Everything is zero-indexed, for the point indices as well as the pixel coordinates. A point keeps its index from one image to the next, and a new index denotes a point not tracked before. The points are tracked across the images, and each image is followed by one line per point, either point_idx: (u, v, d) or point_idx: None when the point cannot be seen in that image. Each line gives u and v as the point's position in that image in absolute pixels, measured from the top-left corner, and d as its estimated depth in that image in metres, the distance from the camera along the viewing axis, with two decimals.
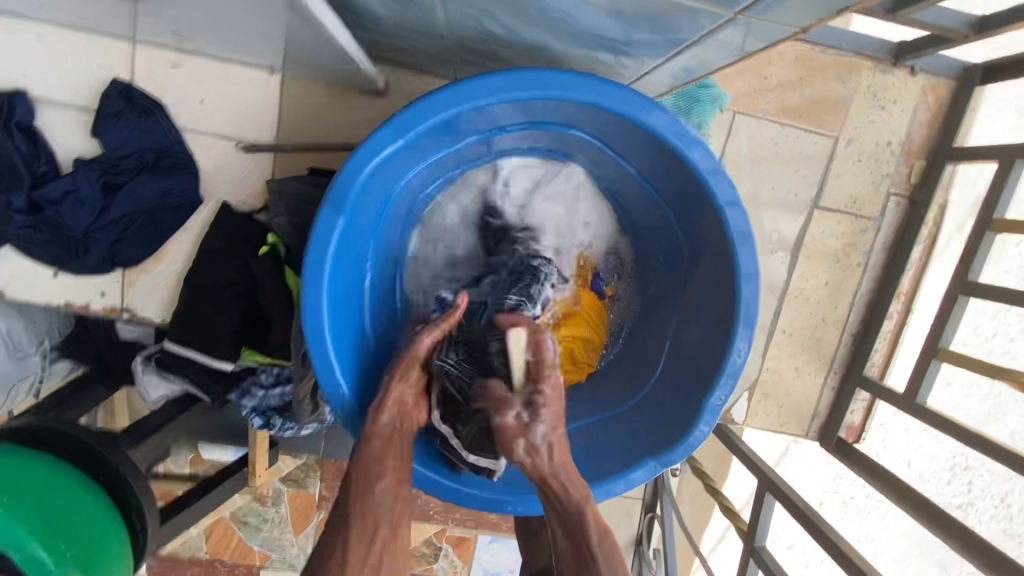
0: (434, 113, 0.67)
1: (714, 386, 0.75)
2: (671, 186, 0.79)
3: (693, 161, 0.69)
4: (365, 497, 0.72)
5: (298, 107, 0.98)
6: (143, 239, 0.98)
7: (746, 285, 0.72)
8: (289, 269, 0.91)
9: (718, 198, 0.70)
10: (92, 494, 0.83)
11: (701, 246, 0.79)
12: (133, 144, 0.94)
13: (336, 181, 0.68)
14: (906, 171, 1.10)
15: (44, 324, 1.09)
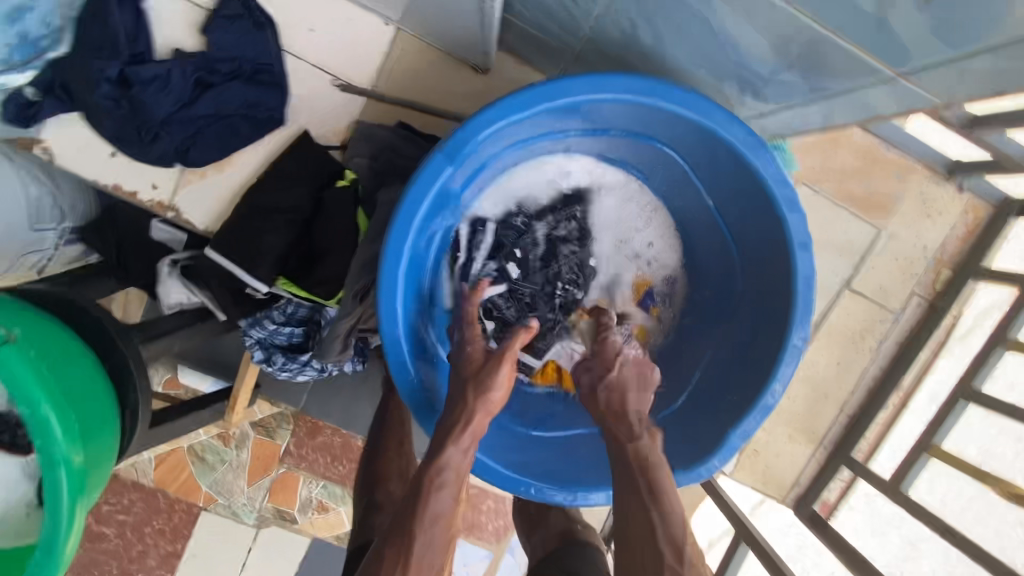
0: (566, 95, 0.70)
1: (740, 423, 0.80)
2: (750, 240, 0.85)
3: (789, 226, 0.76)
4: (423, 536, 0.71)
5: (403, 62, 1.00)
6: (216, 144, 0.98)
7: (789, 356, 0.78)
8: (362, 211, 0.94)
9: (798, 272, 0.77)
10: (98, 373, 0.79)
11: (760, 291, 0.84)
12: (237, 50, 0.94)
13: (457, 133, 0.70)
14: (933, 276, 1.18)
15: (70, 204, 1.17)
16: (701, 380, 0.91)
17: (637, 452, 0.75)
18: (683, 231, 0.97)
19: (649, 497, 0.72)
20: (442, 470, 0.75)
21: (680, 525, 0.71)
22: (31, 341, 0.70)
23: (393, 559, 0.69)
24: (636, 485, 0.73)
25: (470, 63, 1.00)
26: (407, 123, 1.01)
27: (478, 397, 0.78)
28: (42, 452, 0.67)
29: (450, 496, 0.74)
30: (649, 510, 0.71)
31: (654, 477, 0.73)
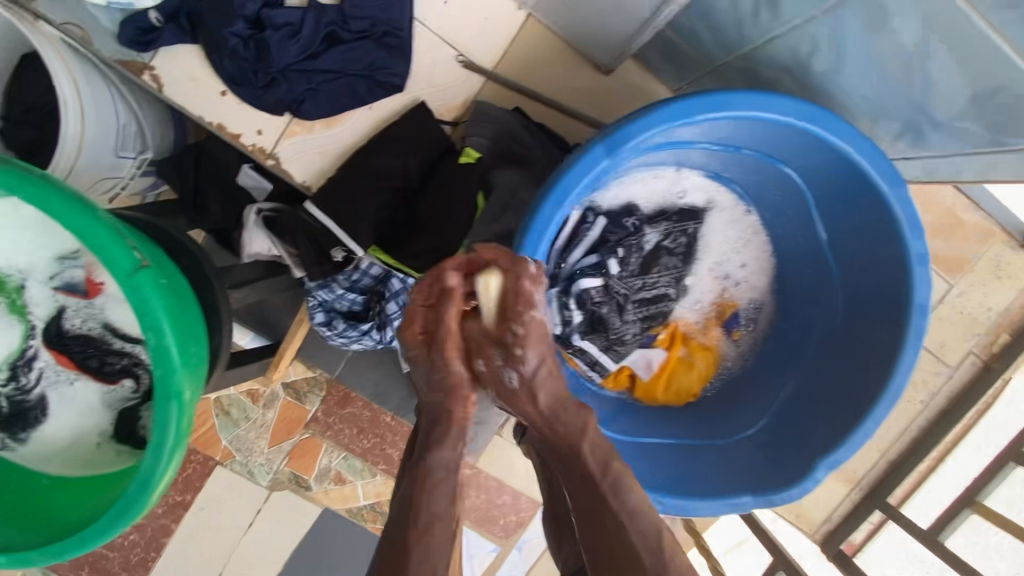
0: (732, 106, 0.71)
1: (827, 456, 0.82)
2: (862, 283, 0.86)
3: (915, 279, 0.77)
4: (413, 569, 0.58)
5: (529, 49, 1.00)
6: (332, 100, 0.96)
7: (885, 401, 0.79)
8: (480, 193, 0.91)
9: (911, 329, 0.78)
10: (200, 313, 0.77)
11: (862, 330, 0.86)
12: (372, 10, 0.93)
13: (620, 126, 0.69)
14: (993, 338, 1.20)
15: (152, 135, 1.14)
16: (781, 410, 0.94)
17: (583, 449, 0.67)
18: (777, 256, 1.00)
19: (608, 498, 0.66)
20: (422, 481, 0.65)
21: (648, 518, 0.65)
22: (161, 265, 0.68)
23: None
24: (590, 484, 0.66)
25: (594, 61, 1.01)
26: (523, 110, 1.01)
27: (453, 396, 0.67)
28: (160, 380, 0.65)
29: (442, 519, 0.63)
30: (608, 512, 0.65)
31: (613, 474, 0.66)
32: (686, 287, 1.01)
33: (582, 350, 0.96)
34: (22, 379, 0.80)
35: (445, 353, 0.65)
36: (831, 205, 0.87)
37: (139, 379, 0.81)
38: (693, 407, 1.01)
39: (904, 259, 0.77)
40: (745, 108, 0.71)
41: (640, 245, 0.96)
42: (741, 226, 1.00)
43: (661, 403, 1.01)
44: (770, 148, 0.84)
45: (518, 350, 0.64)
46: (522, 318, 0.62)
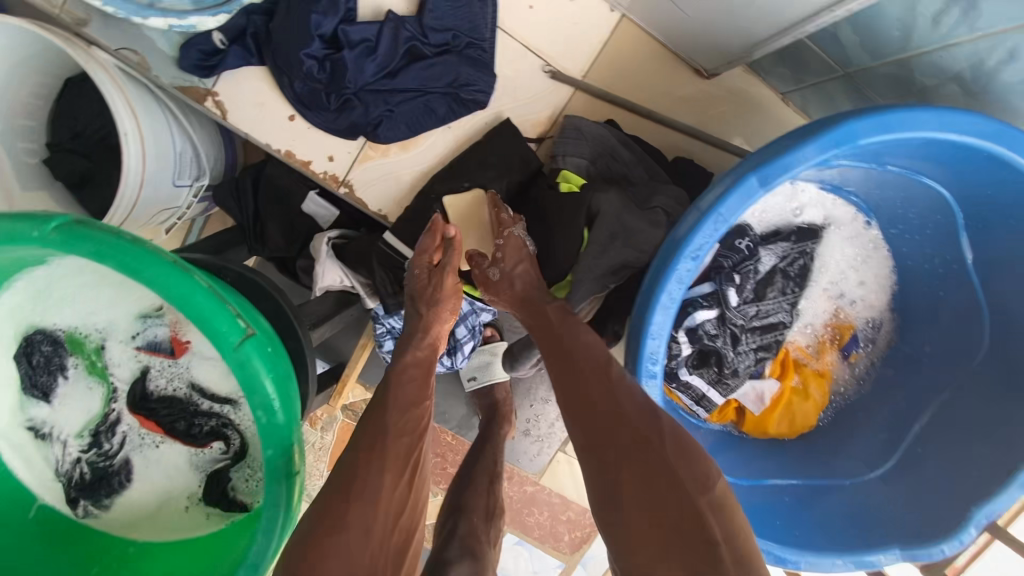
0: (904, 127, 0.62)
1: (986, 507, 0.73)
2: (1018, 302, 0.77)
3: None
4: (391, 422, 0.68)
5: (621, 56, 0.91)
6: (410, 121, 0.88)
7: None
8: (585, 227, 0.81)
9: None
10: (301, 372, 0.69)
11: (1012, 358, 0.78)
12: (454, 20, 0.84)
13: (774, 157, 0.60)
14: None
15: (207, 160, 1.07)
16: (914, 444, 0.85)
17: (539, 299, 0.78)
18: (898, 272, 0.92)
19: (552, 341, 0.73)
20: (400, 367, 0.77)
21: (599, 348, 0.70)
22: (264, 329, 0.60)
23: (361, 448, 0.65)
24: (545, 330, 0.75)
25: (694, 66, 0.92)
26: (617, 123, 0.92)
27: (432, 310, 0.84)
28: (269, 461, 0.58)
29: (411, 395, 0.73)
30: (563, 346, 0.71)
31: (563, 318, 0.74)
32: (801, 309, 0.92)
33: (689, 385, 0.88)
34: (104, 444, 0.73)
35: (446, 272, 0.84)
36: (981, 222, 0.78)
37: (228, 440, 0.73)
38: (809, 438, 0.94)
39: None
40: (919, 129, 0.62)
41: (754, 269, 0.87)
42: (861, 242, 0.91)
43: (774, 435, 0.93)
44: (917, 162, 0.74)
45: (499, 256, 0.81)
46: (500, 231, 0.81)
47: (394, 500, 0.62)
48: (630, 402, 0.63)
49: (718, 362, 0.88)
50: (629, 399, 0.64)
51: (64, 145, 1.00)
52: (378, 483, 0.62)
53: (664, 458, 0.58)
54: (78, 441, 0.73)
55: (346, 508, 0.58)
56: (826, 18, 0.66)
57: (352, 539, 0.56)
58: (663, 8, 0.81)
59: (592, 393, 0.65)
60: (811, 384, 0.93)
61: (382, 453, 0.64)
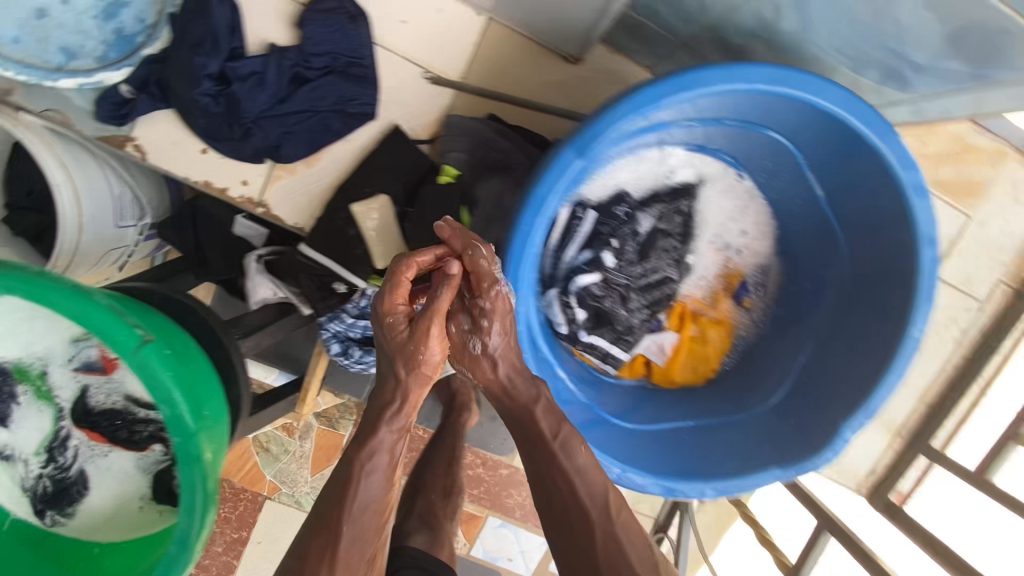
0: (702, 85, 0.70)
1: (854, 417, 0.80)
2: (864, 223, 0.83)
3: (916, 213, 0.74)
4: (352, 523, 0.68)
5: (495, 54, 0.98)
6: (309, 140, 0.97)
7: (908, 350, 0.77)
8: (465, 208, 0.93)
9: (921, 276, 0.75)
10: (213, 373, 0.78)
11: (868, 281, 0.85)
12: (332, 44, 0.93)
13: (587, 126, 0.69)
14: (1021, 266, 1.15)
15: (148, 200, 1.17)
16: (802, 375, 0.91)
17: (537, 416, 0.75)
18: (776, 218, 0.98)
19: (550, 463, 0.74)
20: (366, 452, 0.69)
21: (594, 476, 0.75)
22: (162, 337, 0.70)
23: (322, 548, 0.67)
24: (542, 448, 0.74)
25: (561, 52, 0.99)
26: (500, 116, 0.99)
27: (411, 376, 0.70)
28: (179, 447, 0.68)
29: (376, 485, 0.70)
30: (560, 472, 0.74)
31: (557, 438, 0.74)
32: (690, 264, 0.99)
33: (591, 346, 0.96)
34: (60, 459, 0.83)
35: (434, 325, 0.68)
36: (822, 161, 0.85)
37: (166, 442, 0.83)
38: (715, 383, 1.00)
39: (902, 194, 0.75)
40: (715, 83, 0.70)
41: (633, 233, 0.95)
42: (738, 195, 0.97)
43: (682, 383, 1.01)
44: (749, 116, 0.83)
45: (485, 320, 0.71)
46: (490, 291, 0.70)
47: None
48: (620, 542, 0.73)
49: (613, 321, 0.95)
50: (618, 539, 0.73)
51: (15, 203, 1.11)
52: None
53: None
54: (37, 459, 0.83)
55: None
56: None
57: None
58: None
59: (586, 528, 0.73)
60: (710, 331, 1.00)
61: (343, 560, 0.67)
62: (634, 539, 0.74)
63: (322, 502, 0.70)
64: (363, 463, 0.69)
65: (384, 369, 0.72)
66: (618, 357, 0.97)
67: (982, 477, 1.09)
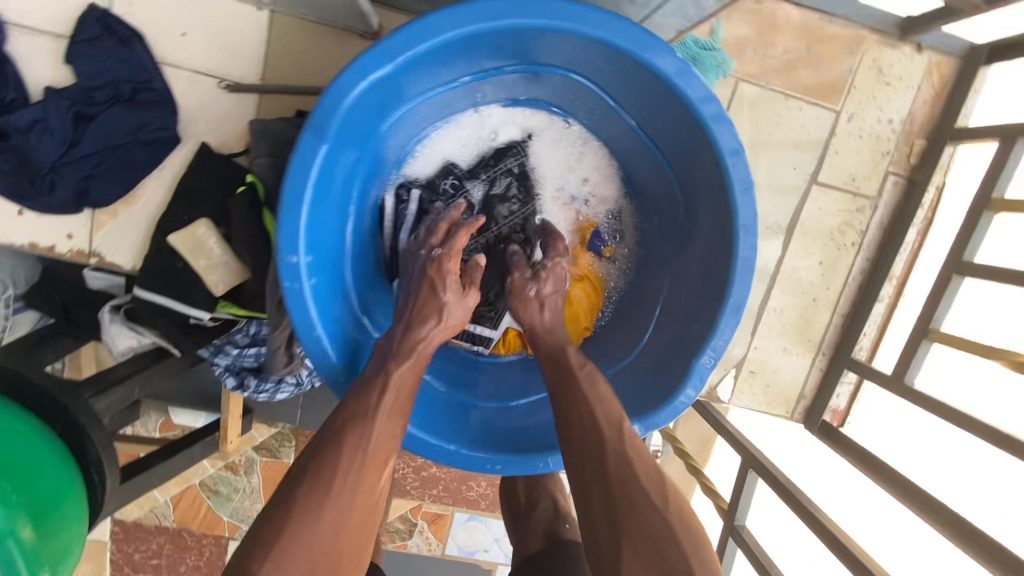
0: (432, 36, 0.63)
1: (707, 344, 0.75)
2: (681, 151, 0.78)
3: (718, 138, 0.69)
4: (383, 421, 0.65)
5: (286, 47, 0.93)
6: (116, 177, 0.93)
7: (743, 257, 0.72)
8: (267, 211, 0.88)
9: (732, 178, 0.70)
10: (31, 421, 0.83)
11: (697, 205, 0.80)
12: (108, 74, 0.88)
13: (319, 104, 0.63)
14: (906, 150, 1.08)
15: (10, 271, 1.14)
16: (663, 316, 0.85)
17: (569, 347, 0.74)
18: (616, 159, 0.92)
19: (559, 403, 0.68)
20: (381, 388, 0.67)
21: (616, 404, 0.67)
22: None
23: (351, 441, 0.61)
24: (564, 369, 0.71)
25: (356, 30, 0.93)
26: (307, 110, 0.94)
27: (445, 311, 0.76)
28: None
29: (395, 407, 0.67)
30: (580, 398, 0.67)
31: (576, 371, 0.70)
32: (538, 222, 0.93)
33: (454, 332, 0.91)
34: None
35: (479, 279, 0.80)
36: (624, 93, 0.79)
37: None
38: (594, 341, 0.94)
39: (700, 122, 0.69)
40: (443, 33, 0.63)
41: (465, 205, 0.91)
42: (569, 143, 0.91)
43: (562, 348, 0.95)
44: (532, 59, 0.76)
45: (543, 274, 0.81)
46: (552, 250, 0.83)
47: (368, 508, 0.60)
48: (632, 467, 0.60)
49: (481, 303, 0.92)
50: (631, 463, 0.61)
51: None
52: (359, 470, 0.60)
53: (668, 546, 0.56)
54: None
55: (328, 496, 0.57)
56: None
57: (324, 532, 0.56)
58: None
59: (595, 449, 0.62)
60: (575, 289, 0.94)
61: (373, 461, 0.62)
62: (648, 464, 0.61)
63: (345, 406, 0.65)
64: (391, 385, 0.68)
65: (423, 307, 0.76)
66: (486, 335, 0.93)
67: (902, 381, 1.02)
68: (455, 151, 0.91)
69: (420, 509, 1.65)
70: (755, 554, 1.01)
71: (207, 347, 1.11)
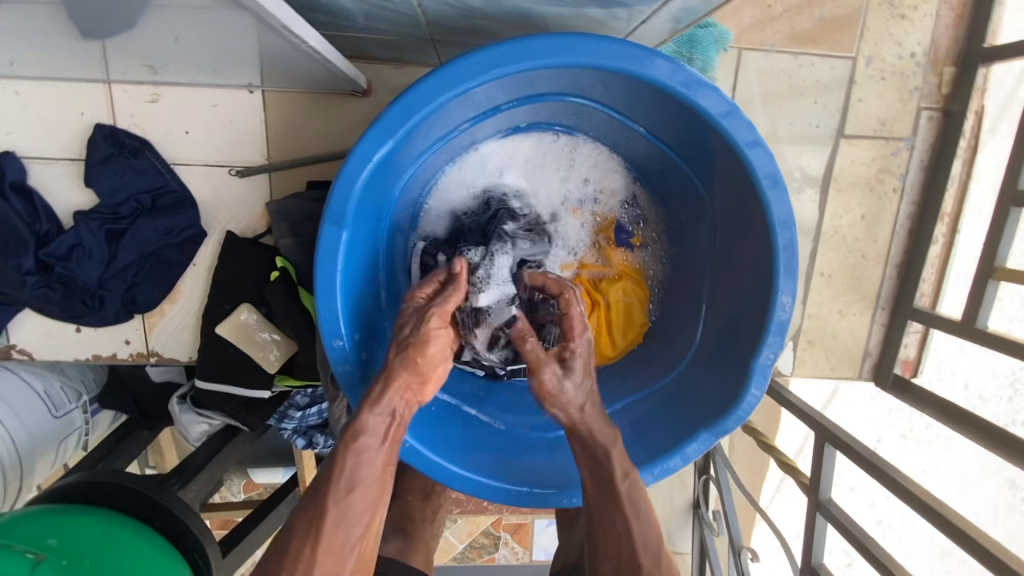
0: (423, 105, 0.63)
1: (764, 340, 0.72)
2: (692, 140, 0.76)
3: (729, 130, 0.66)
4: (337, 506, 0.66)
5: (285, 123, 0.95)
6: (156, 281, 0.97)
7: (779, 226, 0.68)
8: (303, 289, 0.91)
9: (736, 141, 0.67)
10: (90, 510, 0.86)
11: (722, 192, 0.78)
12: (127, 187, 0.92)
13: (331, 195, 0.64)
14: (936, 81, 1.02)
15: (80, 378, 1.17)
16: (711, 307, 0.83)
17: (609, 455, 0.74)
18: (615, 150, 0.90)
19: (599, 539, 0.73)
20: (367, 429, 0.68)
21: (654, 533, 0.72)
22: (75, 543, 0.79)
23: (302, 530, 0.65)
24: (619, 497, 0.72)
25: (347, 91, 0.94)
26: (318, 179, 0.97)
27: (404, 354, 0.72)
28: None
29: (377, 459, 0.69)
30: (622, 523, 0.72)
31: (605, 520, 0.73)
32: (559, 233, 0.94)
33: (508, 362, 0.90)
34: None
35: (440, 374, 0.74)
36: (620, 102, 0.77)
37: None
38: (651, 338, 0.93)
39: (708, 121, 0.67)
40: (436, 98, 0.63)
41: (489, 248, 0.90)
42: (572, 156, 0.91)
43: (620, 356, 0.94)
44: (523, 93, 0.76)
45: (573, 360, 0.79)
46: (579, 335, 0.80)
47: None
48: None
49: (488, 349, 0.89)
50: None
51: None
52: (311, 563, 0.64)
53: None
54: None
55: None
56: (290, 27, 0.67)
57: None
58: (254, 64, 0.85)
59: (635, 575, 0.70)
60: (616, 292, 0.93)
61: (324, 546, 0.64)
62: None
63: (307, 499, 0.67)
64: (370, 430, 0.68)
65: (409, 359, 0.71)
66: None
67: (973, 325, 0.97)
68: (463, 195, 0.92)
69: (501, 522, 1.66)
70: (848, 529, 0.99)
71: (271, 416, 1.12)
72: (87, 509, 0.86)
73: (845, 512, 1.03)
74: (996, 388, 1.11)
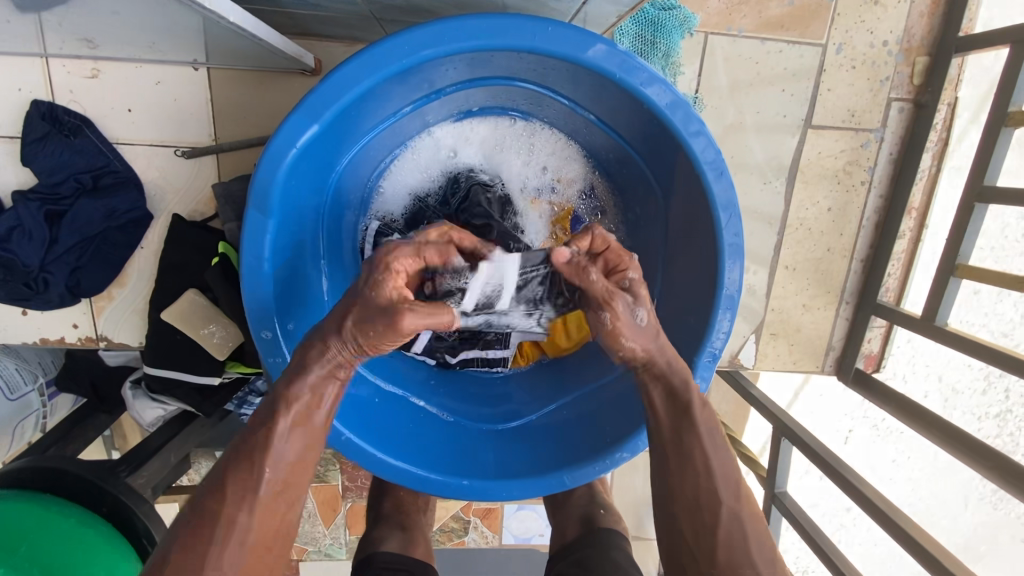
0: (350, 89, 0.60)
1: (713, 326, 0.70)
2: (642, 129, 0.73)
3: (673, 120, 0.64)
4: (274, 466, 0.57)
5: (231, 103, 0.92)
6: (101, 263, 0.93)
7: (722, 210, 0.67)
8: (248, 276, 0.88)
9: (676, 126, 0.65)
10: (34, 496, 0.82)
11: (673, 182, 0.76)
12: (66, 167, 0.88)
13: (255, 181, 0.61)
14: (908, 70, 0.99)
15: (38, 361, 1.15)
16: (661, 300, 0.82)
17: (689, 383, 0.63)
18: (572, 137, 0.87)
19: (682, 472, 0.62)
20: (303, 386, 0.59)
21: (731, 462, 0.62)
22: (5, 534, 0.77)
23: (236, 495, 0.56)
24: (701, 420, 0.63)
25: (295, 70, 0.91)
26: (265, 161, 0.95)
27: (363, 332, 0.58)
28: None
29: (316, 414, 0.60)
30: (696, 444, 0.62)
31: (682, 449, 0.62)
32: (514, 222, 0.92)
33: (468, 357, 0.92)
34: None
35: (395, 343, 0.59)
36: (571, 89, 0.74)
37: None
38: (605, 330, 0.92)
39: (652, 109, 0.65)
40: (365, 81, 0.60)
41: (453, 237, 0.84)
42: (527, 143, 0.88)
43: (574, 348, 0.92)
44: (469, 76, 0.73)
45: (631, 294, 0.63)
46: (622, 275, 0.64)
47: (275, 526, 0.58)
48: (743, 533, 0.60)
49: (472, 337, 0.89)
50: (743, 530, 0.60)
51: None
52: (247, 526, 0.56)
53: None
54: None
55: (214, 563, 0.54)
56: (214, 4, 0.64)
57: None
58: (193, 40, 0.82)
59: (714, 510, 0.60)
60: None
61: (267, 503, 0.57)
62: (760, 535, 0.60)
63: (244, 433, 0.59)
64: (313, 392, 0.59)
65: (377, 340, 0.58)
66: (499, 356, 0.92)
67: (933, 322, 0.96)
68: (415, 182, 0.89)
69: (471, 505, 1.67)
70: (802, 525, 0.99)
71: (229, 402, 1.09)
72: (30, 495, 0.83)
73: (799, 505, 1.04)
74: (972, 380, 1.19)
